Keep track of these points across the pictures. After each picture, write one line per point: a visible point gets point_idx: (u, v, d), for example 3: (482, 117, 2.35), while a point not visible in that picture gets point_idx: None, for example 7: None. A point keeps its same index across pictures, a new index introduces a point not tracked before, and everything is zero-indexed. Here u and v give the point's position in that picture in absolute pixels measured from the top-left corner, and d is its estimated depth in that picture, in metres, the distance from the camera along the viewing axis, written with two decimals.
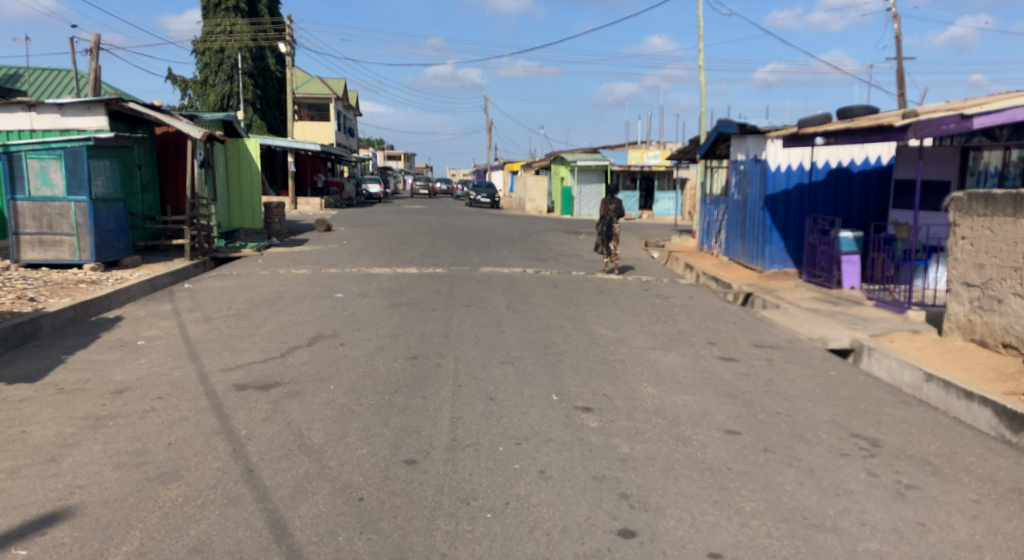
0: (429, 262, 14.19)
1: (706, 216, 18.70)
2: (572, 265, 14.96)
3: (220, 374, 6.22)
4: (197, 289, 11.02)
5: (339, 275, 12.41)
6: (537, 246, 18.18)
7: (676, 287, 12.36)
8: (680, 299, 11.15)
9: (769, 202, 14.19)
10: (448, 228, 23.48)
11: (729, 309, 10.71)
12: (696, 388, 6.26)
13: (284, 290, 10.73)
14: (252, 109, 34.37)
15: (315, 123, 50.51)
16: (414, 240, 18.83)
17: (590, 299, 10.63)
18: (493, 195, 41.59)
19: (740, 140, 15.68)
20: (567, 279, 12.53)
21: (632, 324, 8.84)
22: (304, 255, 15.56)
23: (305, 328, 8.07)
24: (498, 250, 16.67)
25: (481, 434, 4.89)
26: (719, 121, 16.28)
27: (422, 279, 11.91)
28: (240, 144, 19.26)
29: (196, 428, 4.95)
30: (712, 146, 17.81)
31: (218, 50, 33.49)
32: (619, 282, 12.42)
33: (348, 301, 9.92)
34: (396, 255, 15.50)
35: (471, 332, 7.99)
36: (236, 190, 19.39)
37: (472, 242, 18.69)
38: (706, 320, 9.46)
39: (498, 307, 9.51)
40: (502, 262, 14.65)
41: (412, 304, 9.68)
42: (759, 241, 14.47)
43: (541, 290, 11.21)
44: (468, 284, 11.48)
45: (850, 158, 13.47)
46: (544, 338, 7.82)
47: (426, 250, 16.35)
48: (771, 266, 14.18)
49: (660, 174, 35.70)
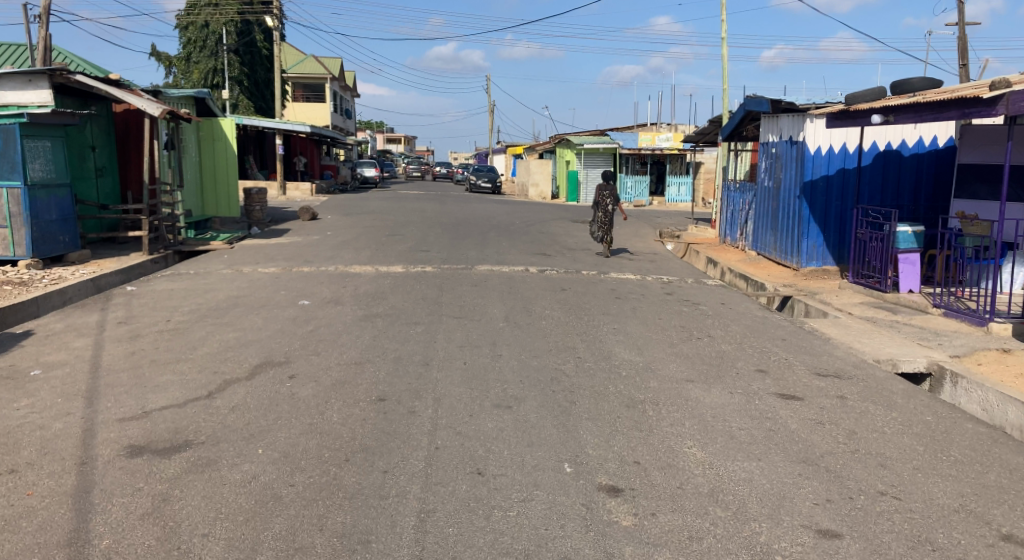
0: (419, 258, 12.57)
1: (730, 205, 17.04)
2: (580, 260, 13.34)
3: (114, 427, 4.59)
4: (142, 292, 9.40)
5: (313, 275, 10.78)
6: (540, 238, 16.52)
7: (701, 290, 10.74)
8: (709, 306, 9.54)
9: (808, 190, 12.57)
10: (445, 216, 21.85)
11: (768, 318, 9.08)
12: (758, 449, 4.63)
13: (243, 296, 9.12)
14: (238, 87, 32.62)
15: (311, 105, 48.79)
16: (405, 231, 17.19)
17: (603, 307, 9.01)
18: (494, 179, 39.89)
19: (772, 119, 14.04)
20: (575, 279, 10.91)
21: (658, 344, 7.23)
22: (280, 248, 13.95)
23: (254, 352, 6.46)
24: (497, 243, 15.05)
25: (461, 548, 3.29)
26: (748, 97, 14.62)
27: (407, 280, 10.29)
28: (213, 125, 17.79)
29: (38, 535, 3.33)
30: (738, 127, 16.14)
31: (202, 24, 31.76)
32: (636, 284, 10.82)
33: (317, 310, 8.31)
34: (382, 249, 13.85)
35: (461, 358, 6.37)
36: (210, 175, 17.90)
37: (468, 234, 17.05)
38: (746, 336, 7.83)
39: (494, 320, 7.89)
40: (502, 258, 13.04)
41: (391, 314, 8.06)
42: (795, 234, 12.86)
43: (544, 295, 9.60)
44: (460, 286, 9.86)
45: (901, 140, 12.01)
46: (552, 368, 6.19)
47: (417, 243, 14.72)
48: (808, 263, 12.61)
49: (671, 158, 33.97)
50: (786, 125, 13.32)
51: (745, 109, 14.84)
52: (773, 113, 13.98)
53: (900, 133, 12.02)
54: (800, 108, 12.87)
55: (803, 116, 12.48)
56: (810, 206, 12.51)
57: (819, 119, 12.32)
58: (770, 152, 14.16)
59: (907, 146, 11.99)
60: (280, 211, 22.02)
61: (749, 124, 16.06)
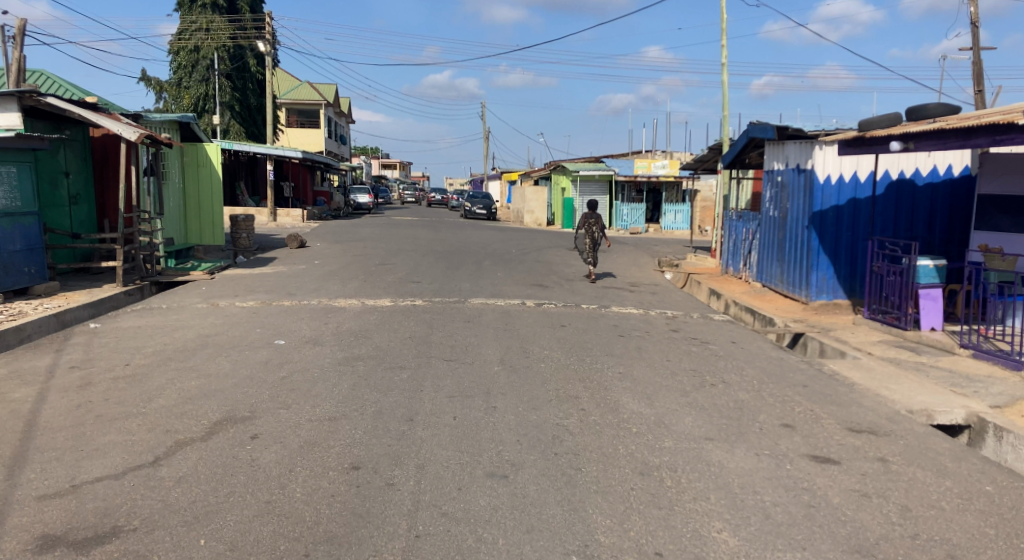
0: (409, 291, 11.86)
1: (732, 234, 16.37)
2: (579, 291, 12.66)
3: (31, 511, 3.87)
4: (106, 330, 8.65)
5: (295, 309, 10.05)
6: (536, 268, 15.83)
7: (709, 326, 10.06)
8: (720, 345, 8.84)
9: (816, 220, 11.88)
10: (439, 243, 21.15)
11: (784, 359, 8.39)
12: (797, 536, 3.91)
13: (214, 334, 8.38)
14: (230, 112, 32.09)
15: (305, 130, 48.33)
16: (396, 260, 16.49)
17: (606, 347, 8.30)
18: (490, 206, 39.28)
19: (777, 147, 13.44)
20: (575, 314, 10.21)
21: (669, 393, 6.52)
22: (263, 280, 13.22)
23: (217, 404, 5.74)
24: (492, 274, 14.34)
25: None
26: (752, 124, 14.03)
27: (395, 315, 9.58)
28: (197, 149, 17.06)
29: None
30: (740, 154, 15.54)
31: (193, 49, 31.22)
32: (640, 320, 10.11)
33: (294, 351, 7.58)
34: (371, 280, 13.14)
35: (449, 412, 5.62)
36: (194, 203, 17.23)
37: (462, 263, 16.36)
38: (764, 381, 7.12)
39: (488, 364, 7.17)
40: (497, 290, 12.32)
41: (375, 356, 7.34)
42: (803, 266, 12.16)
43: (541, 332, 8.89)
44: (451, 322, 9.15)
45: (914, 168, 11.39)
46: (552, 424, 5.47)
47: (407, 273, 14.01)
48: (817, 297, 11.91)
49: (669, 184, 33.43)
50: (793, 153, 12.71)
51: (749, 136, 14.25)
52: (778, 140, 13.38)
53: (913, 161, 11.39)
54: (808, 135, 12.26)
55: (811, 142, 11.87)
56: (819, 237, 11.83)
57: (828, 146, 11.69)
58: (775, 180, 13.53)
59: (921, 175, 11.36)
60: (268, 238, 21.32)
61: (751, 152, 15.49)
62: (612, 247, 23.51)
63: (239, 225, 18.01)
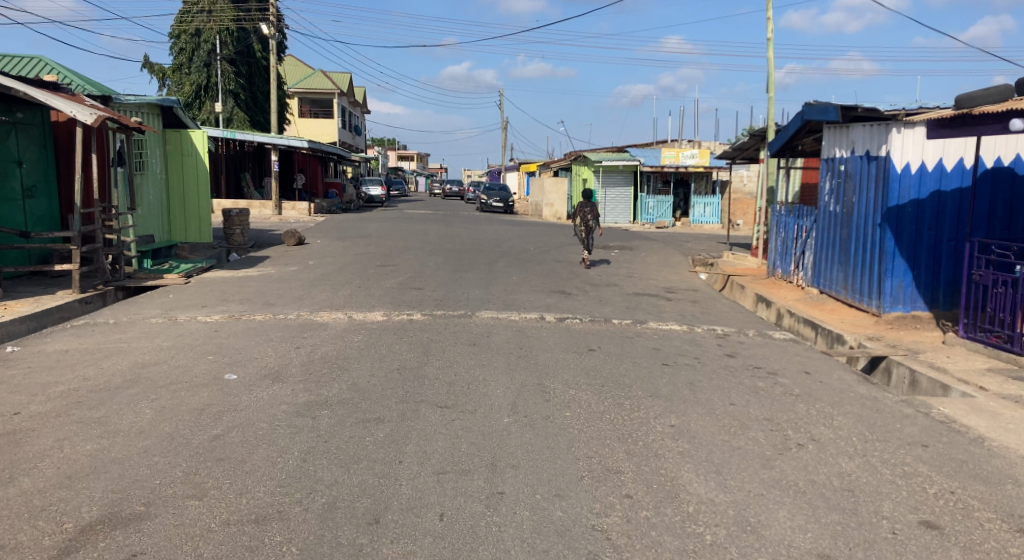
0: (409, 301, 10.13)
1: (780, 232, 14.62)
2: (607, 300, 10.88)
3: None
4: (24, 354, 6.95)
5: (267, 326, 8.33)
6: (558, 270, 14.04)
7: (769, 349, 8.24)
8: (790, 377, 7.03)
9: (893, 216, 10.18)
10: (451, 240, 19.39)
11: (875, 396, 6.57)
12: None
13: (154, 363, 6.64)
14: (233, 100, 30.28)
15: (317, 121, 46.76)
16: (399, 260, 14.77)
17: (646, 381, 6.52)
18: (507, 199, 37.52)
19: (841, 130, 11.72)
20: (606, 333, 8.44)
21: (742, 464, 4.73)
22: (243, 285, 11.52)
23: (103, 487, 4.01)
24: (507, 277, 12.57)
25: None
26: (807, 104, 12.28)
27: (384, 335, 7.88)
28: (182, 137, 15.40)
29: None
30: (791, 140, 13.73)
31: (194, 32, 29.51)
32: (687, 340, 8.30)
33: (246, 388, 5.87)
34: (367, 285, 11.44)
35: (437, 510, 3.87)
36: (178, 196, 15.57)
37: (473, 263, 14.62)
38: (864, 436, 5.33)
39: (494, 413, 5.42)
40: (513, 299, 10.55)
41: (347, 400, 5.62)
42: (875, 270, 10.47)
43: (565, 359, 7.13)
44: (453, 345, 7.40)
45: (1014, 154, 9.65)
46: (587, 533, 3.73)
47: (411, 277, 12.30)
48: (892, 308, 10.28)
49: (697, 175, 31.58)
50: (861, 137, 11.00)
51: (803, 118, 12.49)
52: (842, 123, 11.68)
53: (1012, 146, 9.69)
54: (883, 116, 10.51)
55: (888, 125, 10.15)
56: (895, 237, 10.16)
57: (907, 129, 10.01)
58: (836, 169, 11.84)
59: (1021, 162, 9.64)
60: (266, 234, 19.71)
61: (803, 138, 13.69)
62: (639, 243, 21.67)
63: (230, 222, 16.38)
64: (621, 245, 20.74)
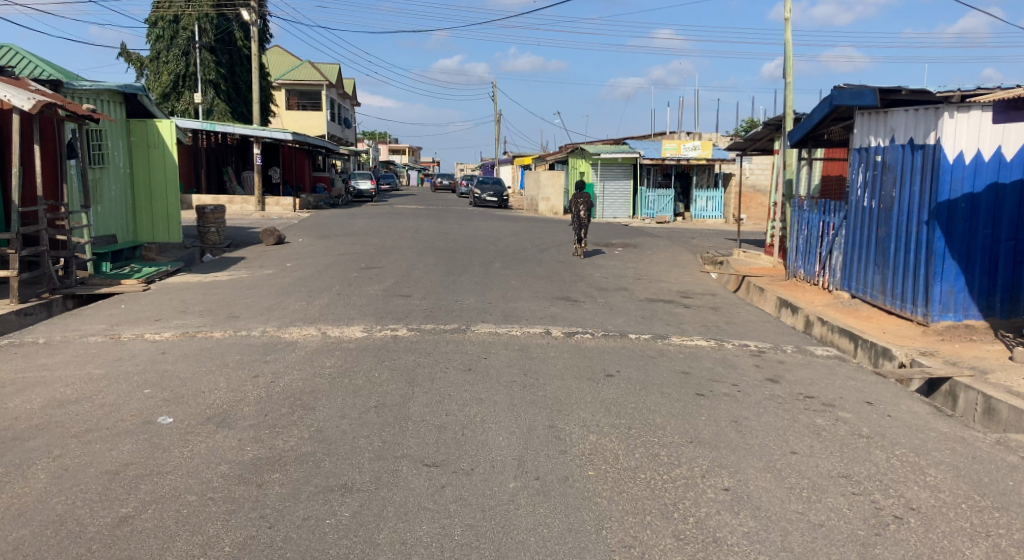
0: (395, 311, 8.91)
1: (801, 229, 13.46)
2: (619, 309, 9.68)
3: None
4: None
5: (225, 345, 7.10)
6: (560, 273, 12.81)
7: (814, 372, 7.06)
8: (850, 408, 5.85)
9: (943, 212, 9.00)
10: (442, 239, 18.16)
11: (962, 435, 5.37)
12: None
13: (75, 400, 5.39)
14: (213, 90, 28.80)
15: (305, 114, 45.43)
16: (386, 262, 13.55)
17: (680, 421, 5.33)
18: (501, 194, 36.26)
19: (877, 116, 10.55)
20: (624, 352, 7.25)
21: (831, 553, 3.50)
22: (208, 293, 10.25)
23: None
24: (505, 282, 11.35)
25: None
26: (837, 87, 11.08)
27: (364, 358, 6.67)
28: (148, 127, 14.06)
29: None
30: (815, 128, 12.58)
31: (173, 19, 28.16)
32: (719, 362, 7.09)
33: (182, 438, 4.64)
34: (347, 292, 10.20)
35: None
36: (145, 191, 14.26)
37: (466, 265, 13.41)
38: (976, 501, 4.12)
39: (495, 474, 4.22)
40: (513, 309, 9.34)
41: (307, 456, 4.40)
42: (922, 273, 9.30)
43: (579, 390, 5.93)
44: (445, 373, 6.20)
45: None
46: None
47: (398, 282, 11.07)
48: (941, 316, 9.09)
49: (698, 168, 30.41)
50: (903, 123, 9.83)
51: (832, 103, 11.28)
52: (880, 109, 10.53)
53: None
54: (929, 100, 9.35)
55: (938, 110, 8.99)
56: (945, 236, 8.97)
57: (961, 114, 8.87)
58: (871, 159, 10.67)
59: None
60: (245, 232, 18.43)
61: (830, 125, 12.49)
62: (642, 240, 20.48)
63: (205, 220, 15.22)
64: (624, 243, 19.53)
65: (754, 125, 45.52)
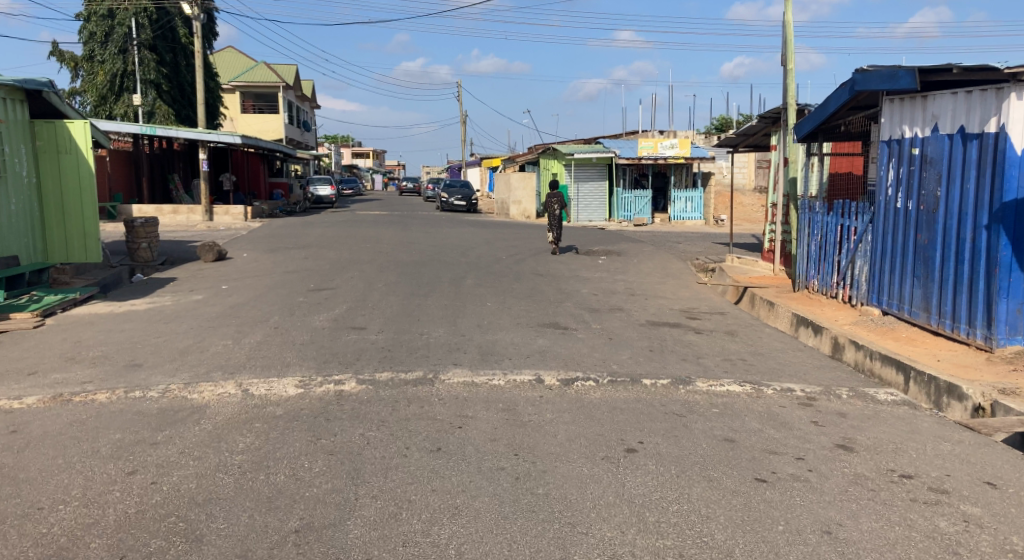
0: (344, 352, 7.13)
1: (812, 235, 11.90)
2: (620, 340, 7.97)
3: None
4: None
5: (107, 415, 5.28)
6: (543, 291, 11.07)
7: (890, 428, 5.40)
8: (972, 495, 4.16)
9: (1010, 214, 7.44)
10: (406, 250, 16.34)
11: None
12: None
13: None
14: (155, 91, 26.59)
15: (261, 118, 43.21)
16: (339, 281, 11.73)
17: (748, 538, 3.63)
18: (470, 197, 34.43)
19: (913, 101, 8.99)
20: (641, 410, 5.54)
21: None
22: (115, 329, 8.33)
23: None
24: (480, 306, 9.59)
25: None
26: (861, 70, 9.48)
27: (292, 436, 4.87)
28: (57, 130, 12.04)
29: None
30: (829, 118, 11.03)
31: (107, 15, 25.97)
32: (767, 421, 5.41)
33: None
34: (288, 324, 8.36)
35: None
36: (56, 204, 12.24)
37: (434, 282, 11.62)
38: None
39: None
40: (491, 344, 7.57)
41: None
42: (982, 287, 7.73)
43: (592, 482, 4.20)
44: (404, 460, 4.45)
45: None
46: None
47: (351, 308, 9.26)
48: (1009, 340, 7.54)
49: (676, 167, 28.95)
50: (950, 108, 8.28)
51: (853, 89, 9.72)
52: (915, 93, 8.99)
53: None
54: (985, 80, 7.81)
55: (1001, 91, 7.46)
56: (1013, 243, 7.43)
57: None
58: (906, 153, 9.11)
59: None
60: (183, 248, 16.42)
61: (846, 113, 10.92)
62: (625, 246, 18.85)
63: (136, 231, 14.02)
64: (606, 250, 17.87)
65: (727, 125, 44.38)
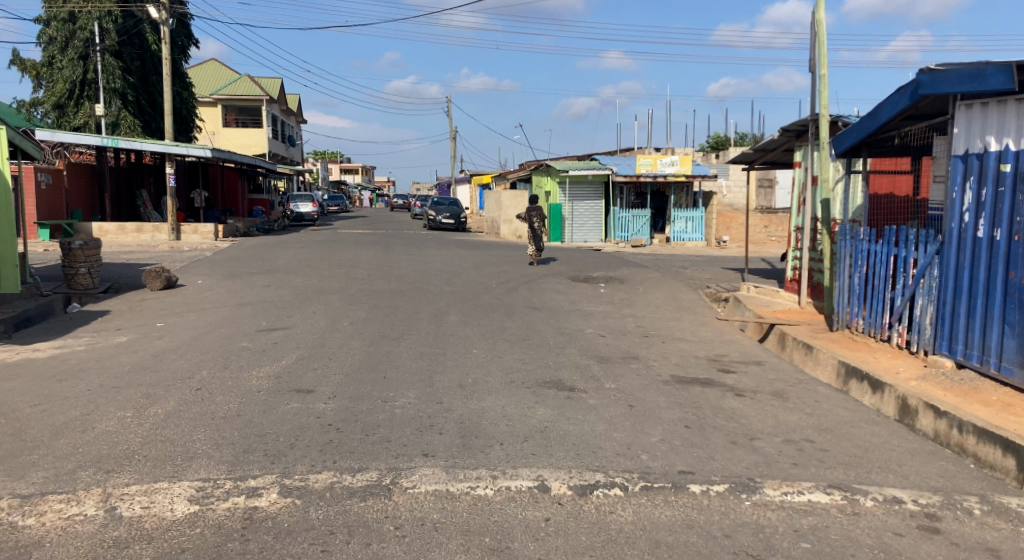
0: (276, 432, 5.25)
1: (853, 266, 10.08)
2: (646, 409, 6.11)
3: None
4: None
5: None
6: (540, 332, 9.22)
7: None
8: None
9: None
10: (384, 276, 14.46)
11: None
12: None
13: None
14: (120, 100, 24.73)
15: (241, 131, 41.31)
16: (297, 318, 9.83)
17: None
18: (458, 215, 32.60)
19: (1004, 106, 7.24)
20: (700, 551, 3.69)
21: None
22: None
23: None
24: (463, 355, 7.72)
25: None
26: (930, 69, 7.75)
27: None
28: None
29: None
30: (879, 128, 9.27)
31: (68, 18, 24.06)
32: None
33: None
34: (215, 384, 6.46)
35: None
36: None
37: (411, 320, 9.74)
38: None
39: None
40: (477, 416, 5.70)
41: None
42: None
43: None
44: None
45: None
46: None
47: (302, 359, 7.37)
48: None
49: (676, 186, 27.33)
50: None
51: (918, 92, 7.99)
52: (1005, 96, 7.24)
53: None
54: None
55: None
56: None
57: None
58: (991, 170, 7.36)
59: None
60: (130, 273, 14.45)
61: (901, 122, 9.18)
62: (628, 272, 17.01)
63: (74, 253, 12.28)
64: (608, 276, 16.03)
65: (726, 142, 43.04)
